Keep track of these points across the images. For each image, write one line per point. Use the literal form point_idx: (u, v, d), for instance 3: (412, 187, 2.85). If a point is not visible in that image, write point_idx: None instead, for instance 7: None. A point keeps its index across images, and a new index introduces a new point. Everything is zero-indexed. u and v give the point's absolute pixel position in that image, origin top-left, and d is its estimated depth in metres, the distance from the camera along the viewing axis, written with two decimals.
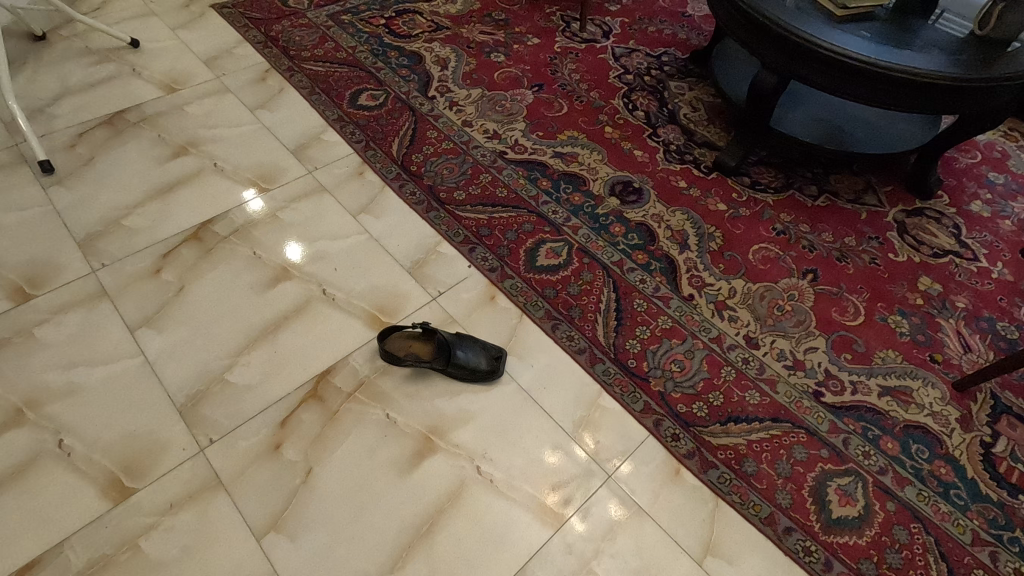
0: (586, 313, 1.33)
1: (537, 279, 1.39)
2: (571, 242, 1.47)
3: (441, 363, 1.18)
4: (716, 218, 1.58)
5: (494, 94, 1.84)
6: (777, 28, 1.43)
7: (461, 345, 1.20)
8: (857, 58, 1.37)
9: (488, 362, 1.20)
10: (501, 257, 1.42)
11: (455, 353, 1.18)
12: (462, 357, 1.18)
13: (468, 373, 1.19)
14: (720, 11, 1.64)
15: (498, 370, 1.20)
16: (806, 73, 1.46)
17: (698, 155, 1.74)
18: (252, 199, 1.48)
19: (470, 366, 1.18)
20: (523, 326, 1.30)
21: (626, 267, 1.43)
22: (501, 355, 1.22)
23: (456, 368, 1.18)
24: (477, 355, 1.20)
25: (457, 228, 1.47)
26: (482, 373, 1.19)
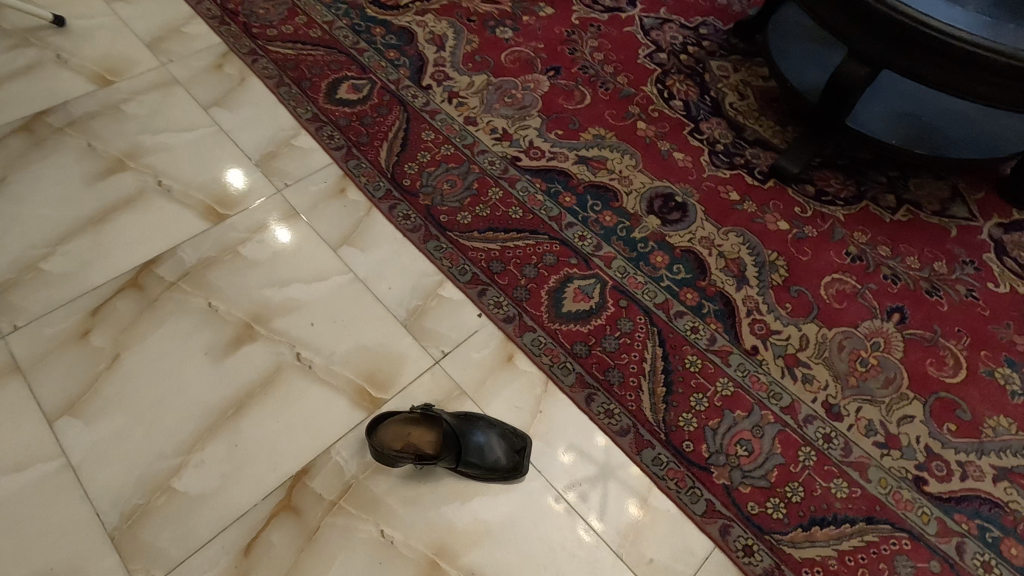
0: (627, 377, 1.07)
1: (564, 331, 1.12)
2: (602, 278, 1.20)
3: (450, 460, 0.92)
4: (777, 240, 1.29)
5: (502, 81, 1.52)
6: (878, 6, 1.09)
7: (476, 434, 0.94)
8: (985, 44, 1.03)
9: (509, 457, 0.94)
10: (518, 301, 1.15)
11: (468, 446, 0.93)
12: (476, 453, 0.93)
13: (484, 472, 0.93)
14: None
15: (521, 470, 0.95)
16: (910, 64, 1.13)
17: (751, 157, 1.44)
18: (238, 180, 1.26)
19: (486, 464, 0.93)
20: (550, 397, 1.04)
21: (672, 311, 1.16)
22: (525, 448, 0.97)
23: (468, 466, 0.93)
24: (496, 447, 0.94)
25: (463, 264, 1.19)
26: (502, 473, 0.94)
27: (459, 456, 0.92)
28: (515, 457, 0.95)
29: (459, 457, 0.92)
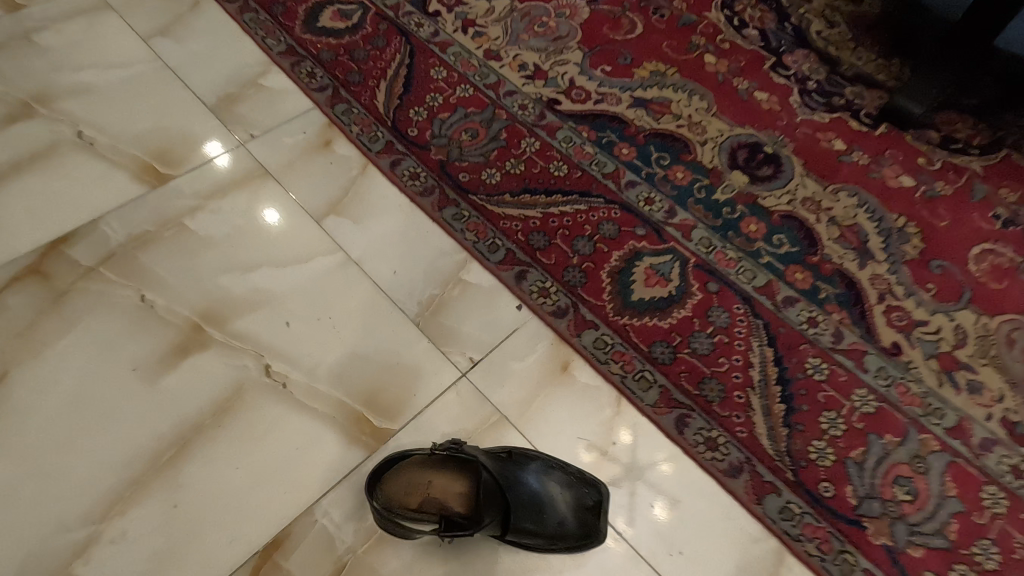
0: (731, 391, 0.77)
1: (637, 328, 0.81)
2: (682, 253, 0.89)
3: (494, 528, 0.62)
4: (903, 201, 0.98)
5: (529, 6, 1.19)
6: None
7: (528, 486, 0.65)
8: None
9: (574, 516, 0.66)
10: (571, 288, 0.84)
11: (517, 505, 0.63)
12: (528, 516, 0.64)
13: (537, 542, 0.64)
14: None
15: (599, 534, 0.66)
16: None
17: (852, 97, 1.12)
18: (188, 130, 0.94)
19: (543, 530, 0.64)
20: (625, 422, 0.74)
21: (779, 297, 0.86)
22: (602, 499, 0.68)
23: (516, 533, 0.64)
24: (558, 502, 0.66)
25: (493, 238, 0.88)
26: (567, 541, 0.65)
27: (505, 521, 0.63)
28: (584, 514, 0.66)
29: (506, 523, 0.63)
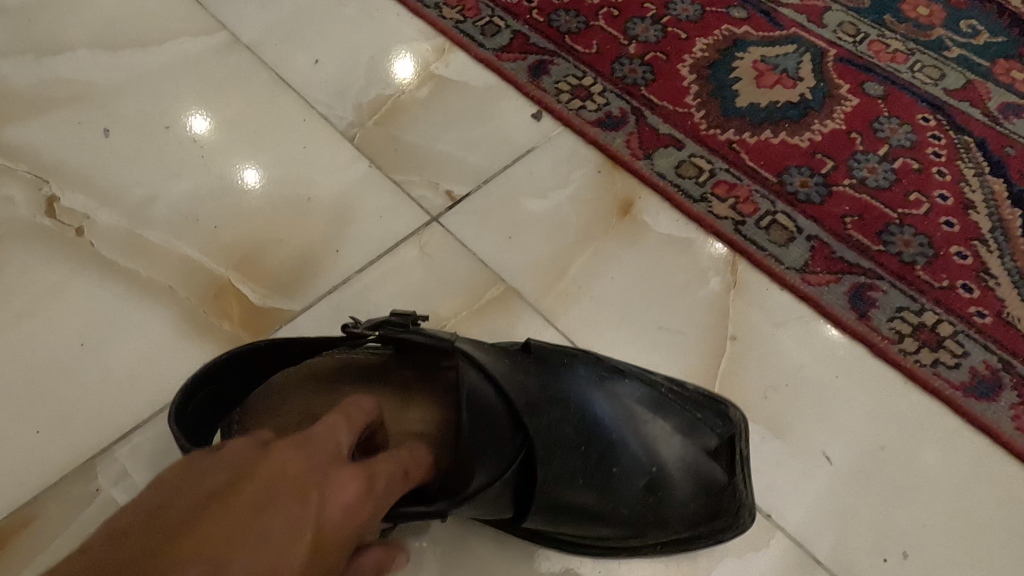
0: (944, 246, 0.40)
1: (752, 146, 0.45)
2: (812, 43, 0.52)
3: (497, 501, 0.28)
4: None
5: None
6: None
7: (573, 413, 0.28)
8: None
9: (692, 483, 0.29)
10: (628, 88, 0.47)
11: (548, 458, 0.28)
12: (572, 481, 0.28)
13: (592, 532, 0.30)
14: None
15: (737, 515, 0.30)
16: None
17: None
18: None
19: (604, 510, 0.29)
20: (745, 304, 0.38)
21: (993, 105, 0.49)
22: (734, 436, 0.31)
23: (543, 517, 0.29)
24: (638, 445, 0.29)
25: (488, 15, 0.51)
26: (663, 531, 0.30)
27: (523, 488, 0.28)
28: (705, 483, 0.29)
29: (524, 493, 0.28)
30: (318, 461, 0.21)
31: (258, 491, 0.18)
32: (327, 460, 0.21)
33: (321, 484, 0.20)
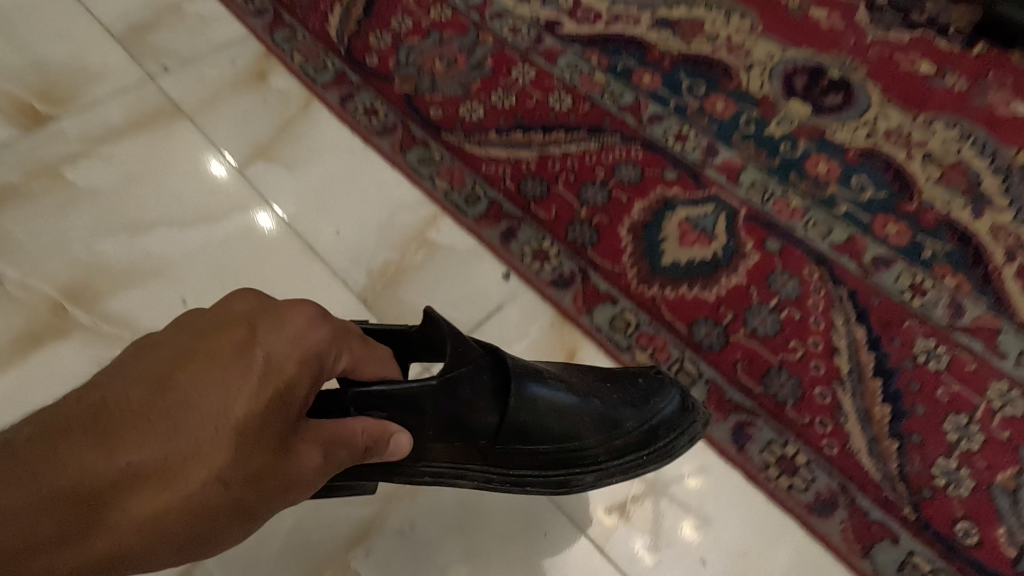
0: (811, 387, 0.54)
1: (670, 301, 0.58)
2: (728, 203, 0.66)
3: (481, 405, 0.40)
4: (1021, 133, 0.74)
5: None
6: None
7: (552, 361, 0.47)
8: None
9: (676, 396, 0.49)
10: (578, 249, 0.61)
11: (519, 364, 0.42)
12: (540, 381, 0.42)
13: (561, 436, 0.43)
14: None
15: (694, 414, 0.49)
16: None
17: (935, 12, 0.88)
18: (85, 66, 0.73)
19: (573, 415, 0.44)
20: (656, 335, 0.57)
21: (867, 257, 0.62)
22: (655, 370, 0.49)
23: (527, 421, 0.42)
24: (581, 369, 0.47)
25: (473, 187, 0.65)
26: (637, 424, 0.46)
27: (502, 386, 0.41)
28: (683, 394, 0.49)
29: (496, 395, 0.41)
30: (236, 319, 0.35)
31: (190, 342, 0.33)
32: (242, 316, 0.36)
33: (258, 323, 0.35)
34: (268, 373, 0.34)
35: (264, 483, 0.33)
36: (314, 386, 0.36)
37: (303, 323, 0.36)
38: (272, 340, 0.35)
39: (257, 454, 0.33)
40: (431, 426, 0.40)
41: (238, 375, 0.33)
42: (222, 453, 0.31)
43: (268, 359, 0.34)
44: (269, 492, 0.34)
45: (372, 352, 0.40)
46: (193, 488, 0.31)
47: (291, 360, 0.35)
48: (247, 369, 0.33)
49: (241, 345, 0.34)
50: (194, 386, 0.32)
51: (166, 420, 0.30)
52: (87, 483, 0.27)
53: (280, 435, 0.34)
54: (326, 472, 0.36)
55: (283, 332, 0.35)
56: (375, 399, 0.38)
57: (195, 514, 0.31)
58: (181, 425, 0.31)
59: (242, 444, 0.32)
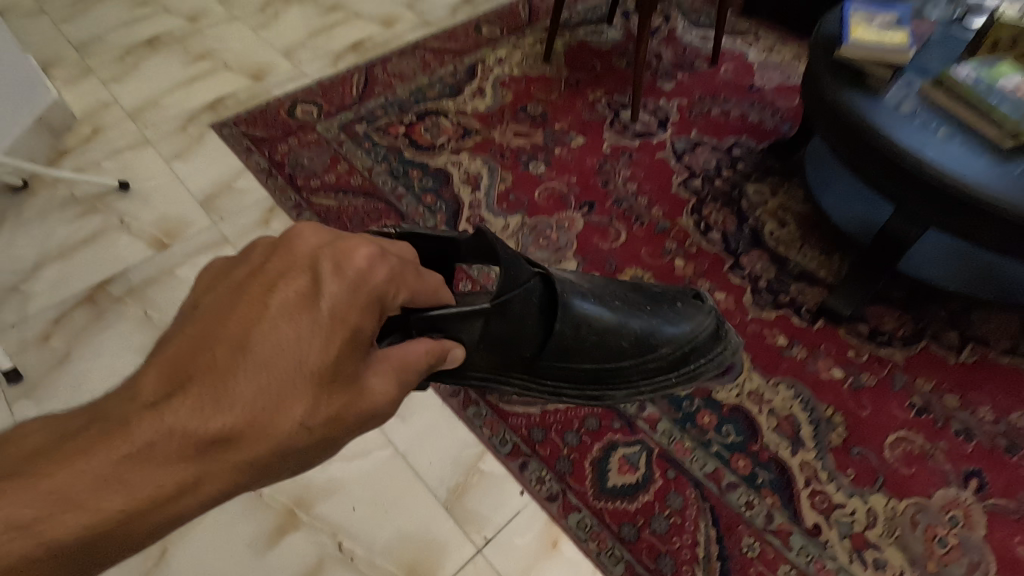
0: (682, 565, 1.03)
1: (610, 510, 1.08)
2: (648, 444, 1.16)
3: (531, 320, 0.77)
4: (832, 392, 1.23)
5: (537, 221, 1.56)
6: (908, 162, 1.00)
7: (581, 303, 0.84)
8: (1012, 205, 0.93)
9: (707, 325, 0.94)
10: (561, 475, 1.12)
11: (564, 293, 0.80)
12: (580, 306, 0.81)
13: (601, 342, 0.83)
14: (805, 95, 1.20)
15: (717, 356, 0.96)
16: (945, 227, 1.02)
17: (796, 294, 1.40)
18: None
19: (612, 334, 0.84)
20: (693, 298, 0.98)
21: (724, 482, 1.11)
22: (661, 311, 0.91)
23: (575, 335, 0.81)
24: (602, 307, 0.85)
25: (503, 433, 1.17)
26: (666, 350, 0.89)
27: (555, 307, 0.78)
28: (717, 324, 0.96)
29: (541, 322, 0.79)
30: (284, 293, 0.54)
31: (256, 323, 0.52)
32: (288, 288, 0.54)
33: (303, 283, 0.54)
34: (324, 330, 0.54)
35: (337, 420, 0.56)
36: (373, 321, 0.59)
37: (361, 272, 0.58)
38: (324, 296, 0.55)
39: (323, 403, 0.55)
40: (482, 340, 0.75)
41: (300, 336, 0.53)
42: (300, 406, 0.53)
43: (318, 321, 0.54)
44: (342, 423, 0.57)
45: (433, 287, 0.70)
46: (282, 431, 0.52)
47: (347, 309, 0.56)
48: (309, 321, 0.53)
49: (302, 298, 0.54)
50: (270, 344, 0.52)
51: (254, 382, 0.50)
52: (208, 436, 0.48)
53: (339, 374, 0.56)
54: (386, 395, 0.60)
55: (333, 288, 0.55)
56: (439, 322, 0.70)
57: (287, 451, 0.53)
58: (265, 387, 0.51)
59: (313, 394, 0.54)
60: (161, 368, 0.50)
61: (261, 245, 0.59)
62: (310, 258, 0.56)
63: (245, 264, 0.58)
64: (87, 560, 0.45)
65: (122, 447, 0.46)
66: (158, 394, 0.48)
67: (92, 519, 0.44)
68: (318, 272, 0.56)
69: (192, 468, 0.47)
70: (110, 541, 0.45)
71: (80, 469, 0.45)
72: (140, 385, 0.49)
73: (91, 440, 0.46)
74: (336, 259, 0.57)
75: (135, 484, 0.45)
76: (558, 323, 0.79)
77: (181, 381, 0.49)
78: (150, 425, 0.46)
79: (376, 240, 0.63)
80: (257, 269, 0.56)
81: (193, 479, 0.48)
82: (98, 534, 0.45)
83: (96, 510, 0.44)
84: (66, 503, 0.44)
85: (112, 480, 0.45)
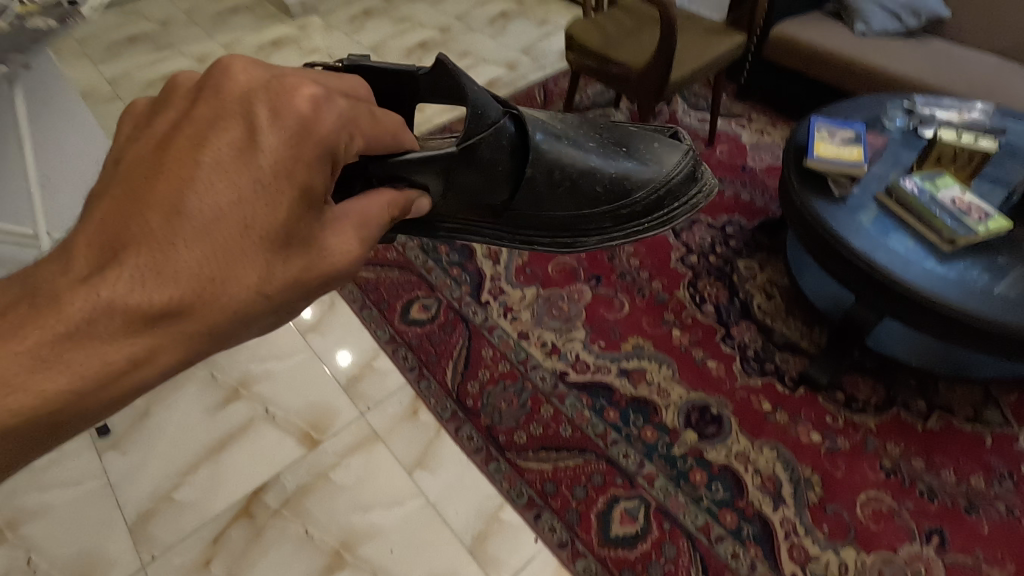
0: None
1: (613, 557, 1.24)
2: (646, 498, 1.33)
3: (504, 162, 0.78)
4: (811, 454, 1.39)
5: (550, 293, 1.76)
6: (861, 262, 1.20)
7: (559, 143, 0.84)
8: (947, 301, 1.11)
9: (683, 168, 0.93)
10: (570, 525, 1.29)
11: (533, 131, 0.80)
12: (547, 144, 0.82)
13: (574, 181, 0.84)
14: (781, 198, 1.41)
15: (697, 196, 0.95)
16: (895, 315, 1.20)
17: (780, 363, 1.57)
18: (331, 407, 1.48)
19: (587, 179, 0.84)
20: (667, 140, 0.97)
21: (713, 535, 1.27)
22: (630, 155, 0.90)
23: (548, 183, 0.82)
24: (574, 144, 0.85)
25: (520, 486, 1.34)
26: (644, 196, 0.88)
27: (522, 151, 0.80)
28: (694, 166, 0.94)
29: (510, 165, 0.79)
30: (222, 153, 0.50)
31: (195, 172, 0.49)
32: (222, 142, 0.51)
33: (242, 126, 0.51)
34: (267, 192, 0.51)
35: (293, 286, 0.55)
36: (326, 176, 0.56)
37: (307, 120, 0.55)
38: (263, 150, 0.51)
39: (279, 268, 0.53)
40: (447, 188, 0.75)
41: (242, 197, 0.49)
42: (253, 269, 0.51)
43: (259, 180, 0.50)
44: (303, 287, 0.56)
45: (391, 130, 0.66)
46: (237, 297, 0.50)
47: (291, 164, 0.53)
48: (251, 181, 0.50)
49: (238, 151, 0.50)
50: (209, 206, 0.48)
51: (199, 250, 0.47)
52: (156, 293, 0.45)
53: (292, 237, 0.54)
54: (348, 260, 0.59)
55: (272, 143, 0.52)
56: (403, 174, 0.69)
57: (246, 317, 0.52)
58: (211, 253, 0.48)
59: (267, 258, 0.52)
60: (85, 240, 0.46)
61: (180, 96, 0.55)
62: (243, 103, 0.53)
63: (166, 117, 0.53)
64: (34, 439, 0.44)
65: (54, 326, 0.42)
66: (88, 267, 0.44)
67: (38, 400, 0.42)
68: (253, 124, 0.52)
69: (142, 340, 0.46)
70: (58, 420, 0.44)
71: (14, 354, 0.42)
72: (67, 257, 0.45)
73: (17, 322, 0.42)
74: (274, 105, 0.54)
75: (79, 364, 0.43)
76: (530, 167, 0.80)
77: (113, 247, 0.45)
78: (83, 298, 0.43)
79: (327, 82, 0.63)
80: (178, 123, 0.51)
81: (145, 353, 0.46)
82: (39, 413, 0.43)
83: (38, 392, 0.42)
84: (7, 387, 0.41)
85: (49, 360, 0.43)
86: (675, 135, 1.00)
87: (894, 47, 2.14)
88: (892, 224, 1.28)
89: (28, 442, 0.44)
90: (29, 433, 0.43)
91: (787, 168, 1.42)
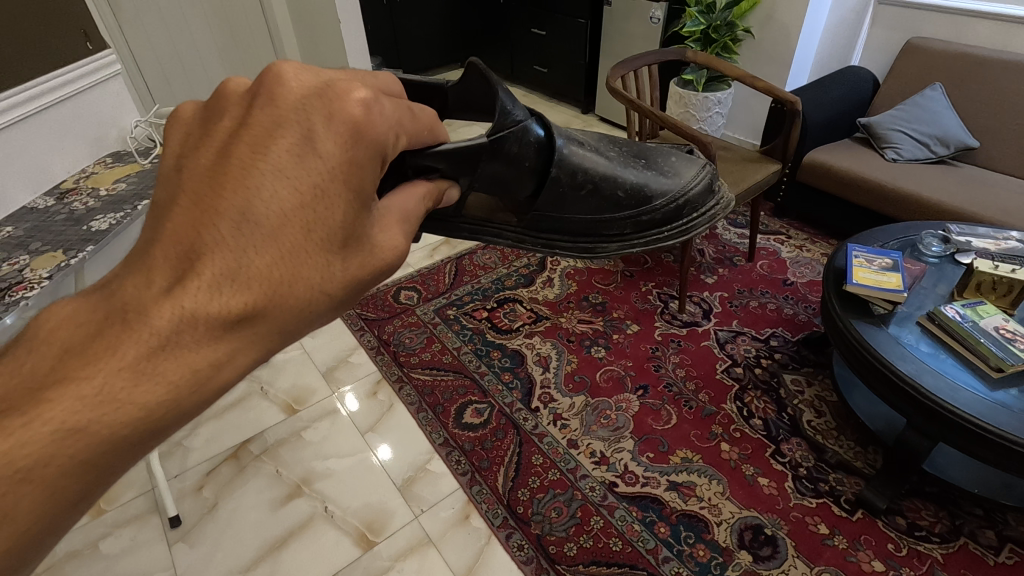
0: None
1: None
2: None
3: (529, 161, 0.54)
4: None
5: (597, 402, 1.82)
6: (908, 386, 1.23)
7: (571, 137, 0.58)
8: (1002, 428, 1.11)
9: (704, 177, 0.64)
10: None
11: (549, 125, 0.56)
12: (564, 139, 0.57)
13: (599, 185, 0.57)
14: (826, 323, 1.48)
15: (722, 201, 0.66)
16: (951, 441, 1.20)
17: (834, 484, 1.56)
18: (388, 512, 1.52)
19: (611, 181, 0.58)
20: (684, 154, 0.69)
21: None
22: (650, 157, 0.65)
23: (570, 185, 0.56)
24: (588, 142, 0.60)
25: None
26: (664, 203, 0.60)
27: (548, 149, 0.55)
28: (715, 176, 0.65)
29: (537, 158, 0.55)
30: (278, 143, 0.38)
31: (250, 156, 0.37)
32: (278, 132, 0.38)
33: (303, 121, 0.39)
34: (324, 197, 0.38)
35: (358, 287, 0.42)
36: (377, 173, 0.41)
37: (359, 125, 0.40)
38: (322, 155, 0.38)
39: (338, 268, 0.40)
40: (474, 181, 0.52)
41: (305, 200, 0.37)
42: (317, 266, 0.39)
43: (319, 185, 0.38)
44: (366, 288, 0.44)
45: (427, 128, 0.47)
46: (303, 300, 0.38)
47: (346, 168, 0.39)
48: (311, 186, 0.38)
49: (298, 156, 0.38)
50: (276, 209, 0.37)
51: (272, 249, 0.37)
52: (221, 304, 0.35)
53: (349, 232, 0.40)
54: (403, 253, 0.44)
55: (332, 150, 0.38)
56: (431, 162, 0.49)
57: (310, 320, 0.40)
58: (283, 253, 0.37)
59: (328, 257, 0.39)
60: (161, 244, 0.35)
61: (234, 95, 0.41)
62: (297, 110, 0.39)
63: (223, 117, 0.40)
64: (127, 458, 0.35)
65: (143, 340, 0.33)
66: (171, 275, 0.35)
67: (134, 416, 0.33)
68: (309, 133, 0.38)
69: (222, 348, 0.35)
70: (149, 437, 0.35)
71: (112, 370, 0.33)
72: (146, 265, 0.35)
73: (107, 339, 0.33)
74: (328, 109, 0.39)
75: (170, 376, 0.33)
76: (556, 167, 0.55)
77: (187, 249, 0.35)
78: (169, 311, 0.34)
79: (368, 83, 0.44)
80: (237, 128, 0.39)
81: (224, 361, 0.36)
82: (131, 432, 0.34)
83: (135, 409, 0.33)
84: (108, 404, 0.33)
85: (139, 374, 0.33)
86: (694, 151, 0.71)
87: (926, 174, 2.27)
88: (939, 351, 1.32)
89: (119, 462, 0.35)
90: (121, 455, 0.34)
91: (827, 293, 1.51)
